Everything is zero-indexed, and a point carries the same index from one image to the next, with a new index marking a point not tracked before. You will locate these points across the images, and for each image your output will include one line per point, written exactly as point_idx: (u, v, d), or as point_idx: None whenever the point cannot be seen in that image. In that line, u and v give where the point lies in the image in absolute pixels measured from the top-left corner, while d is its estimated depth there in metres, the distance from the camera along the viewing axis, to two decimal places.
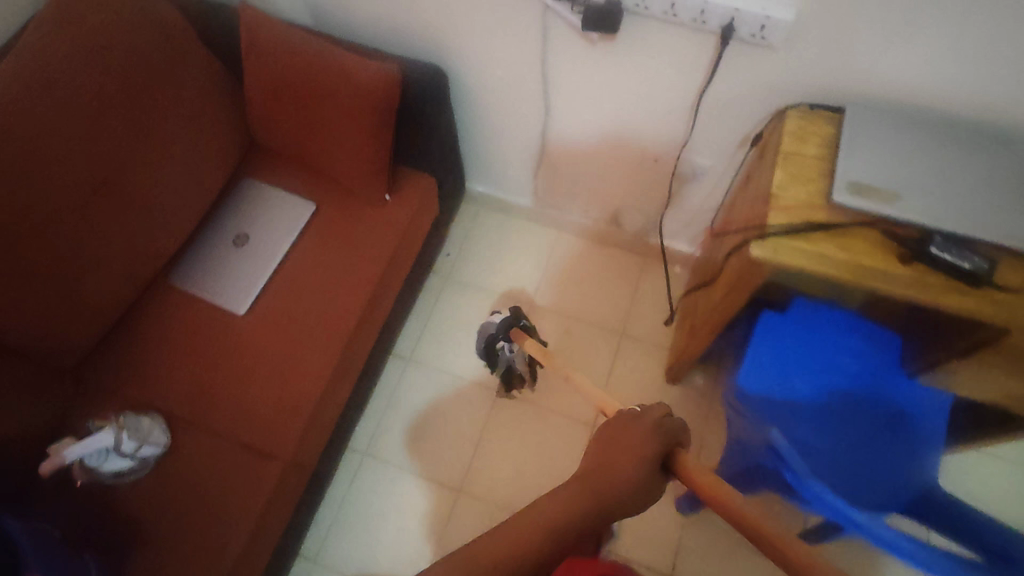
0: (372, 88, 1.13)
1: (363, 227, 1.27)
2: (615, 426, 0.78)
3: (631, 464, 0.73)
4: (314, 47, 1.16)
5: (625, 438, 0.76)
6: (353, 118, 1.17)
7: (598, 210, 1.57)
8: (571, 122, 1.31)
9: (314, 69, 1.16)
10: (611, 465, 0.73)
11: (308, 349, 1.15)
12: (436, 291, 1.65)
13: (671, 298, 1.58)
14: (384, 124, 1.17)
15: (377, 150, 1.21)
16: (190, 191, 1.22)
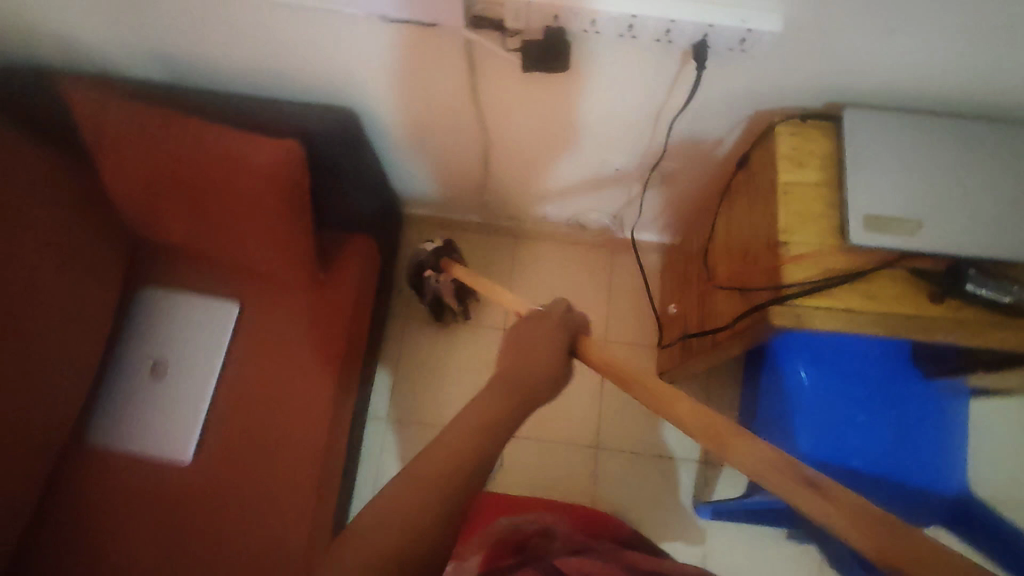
0: (276, 169, 0.90)
1: (303, 318, 1.08)
2: (518, 332, 0.70)
3: (550, 368, 0.67)
4: (182, 127, 0.91)
5: (534, 338, 0.69)
6: (261, 206, 0.96)
7: (556, 214, 1.41)
8: (513, 142, 1.13)
9: (193, 156, 0.92)
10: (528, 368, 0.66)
11: (279, 487, 0.99)
12: (396, 334, 1.49)
13: (649, 290, 1.48)
14: (297, 204, 0.96)
15: (297, 233, 1.00)
16: (73, 330, 0.98)
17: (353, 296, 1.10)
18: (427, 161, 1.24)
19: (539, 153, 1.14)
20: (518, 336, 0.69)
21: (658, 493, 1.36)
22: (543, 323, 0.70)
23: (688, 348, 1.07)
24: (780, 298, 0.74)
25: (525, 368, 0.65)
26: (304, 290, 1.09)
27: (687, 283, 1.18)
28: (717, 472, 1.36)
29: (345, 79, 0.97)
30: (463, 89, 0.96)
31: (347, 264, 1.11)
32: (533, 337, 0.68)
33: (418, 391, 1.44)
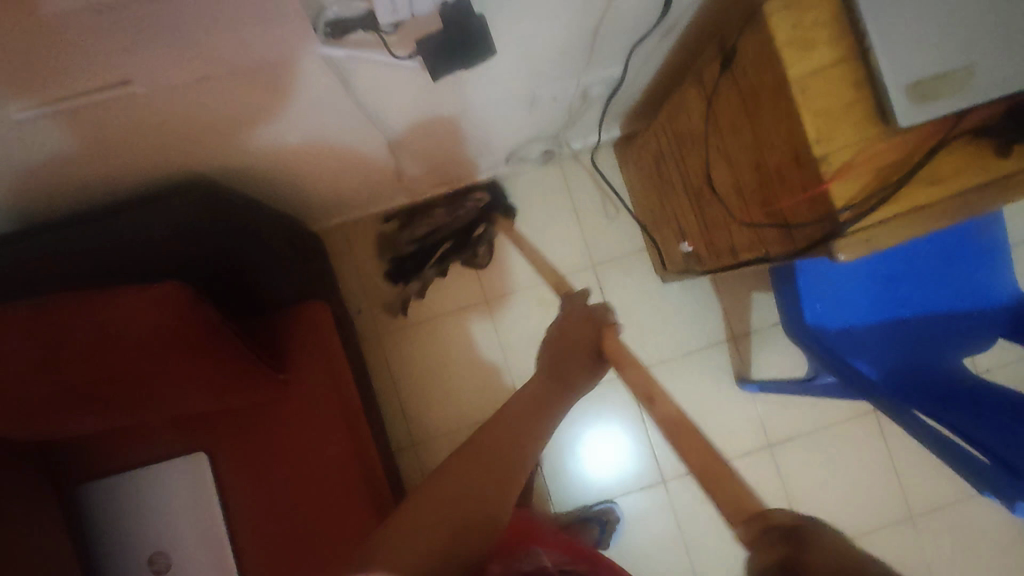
0: (179, 321, 0.71)
1: (290, 428, 0.92)
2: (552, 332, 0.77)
3: (579, 374, 0.73)
4: (48, 325, 0.70)
5: (572, 344, 0.75)
6: (182, 364, 0.75)
7: (490, 158, 1.19)
8: (424, 123, 0.89)
9: (77, 348, 0.71)
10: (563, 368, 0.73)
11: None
12: (378, 355, 1.32)
13: (616, 193, 1.33)
14: (220, 330, 0.76)
15: (236, 358, 0.80)
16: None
17: (334, 376, 0.96)
18: (327, 176, 0.99)
19: (453, 120, 0.92)
20: (557, 344, 0.75)
21: (701, 387, 1.34)
22: (581, 323, 0.77)
23: (711, 269, 0.96)
24: (838, 227, 0.62)
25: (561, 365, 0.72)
26: (278, 402, 0.91)
27: (671, 189, 1.04)
28: (749, 344, 1.34)
29: (185, 148, 0.70)
30: (340, 105, 0.72)
31: (307, 351, 0.94)
32: (565, 333, 0.76)
33: (431, 402, 1.31)
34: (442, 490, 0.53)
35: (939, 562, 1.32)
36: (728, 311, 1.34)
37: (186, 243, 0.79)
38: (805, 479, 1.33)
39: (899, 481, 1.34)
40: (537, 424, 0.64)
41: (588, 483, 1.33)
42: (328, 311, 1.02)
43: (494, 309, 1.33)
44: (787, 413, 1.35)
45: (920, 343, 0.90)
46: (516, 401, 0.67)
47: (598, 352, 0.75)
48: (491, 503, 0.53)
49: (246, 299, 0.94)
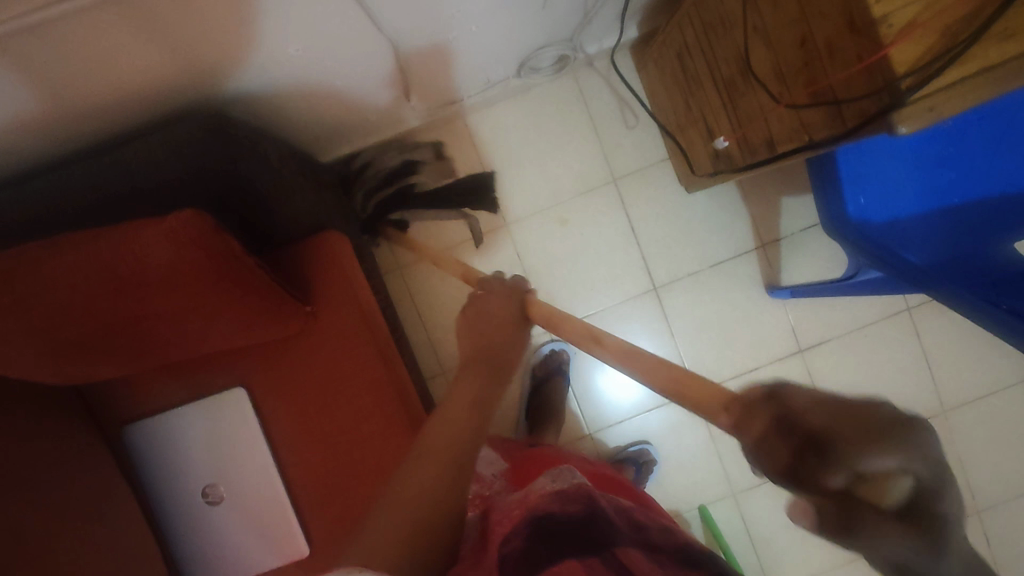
0: (203, 250, 0.68)
1: (325, 358, 0.92)
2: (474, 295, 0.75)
3: (512, 328, 0.70)
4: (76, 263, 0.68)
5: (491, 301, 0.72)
6: (210, 296, 0.73)
7: (499, 70, 1.12)
8: (429, 28, 0.83)
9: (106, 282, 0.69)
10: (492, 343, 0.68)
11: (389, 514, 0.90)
12: (401, 287, 1.31)
13: (635, 102, 1.26)
14: (241, 262, 0.73)
15: (264, 290, 0.78)
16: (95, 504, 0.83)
17: (361, 306, 0.93)
18: (333, 98, 0.93)
19: (460, 22, 0.85)
20: (485, 303, 0.72)
21: (730, 297, 1.32)
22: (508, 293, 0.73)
23: (744, 168, 0.91)
24: (900, 97, 0.56)
25: (483, 329, 0.69)
26: (308, 332, 0.91)
27: (698, 85, 0.97)
28: (779, 250, 1.30)
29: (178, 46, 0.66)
30: None
31: (332, 281, 0.92)
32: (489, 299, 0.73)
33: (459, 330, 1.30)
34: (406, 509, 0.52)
35: (971, 455, 1.34)
36: (757, 218, 1.30)
37: (190, 173, 0.76)
38: (836, 383, 1.34)
39: (932, 380, 1.33)
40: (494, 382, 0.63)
41: (618, 400, 1.34)
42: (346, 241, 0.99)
43: (514, 234, 1.30)
44: (819, 318, 1.33)
45: (976, 229, 0.85)
46: (469, 370, 0.64)
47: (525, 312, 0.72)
48: (454, 498, 0.53)
49: (261, 233, 0.91)
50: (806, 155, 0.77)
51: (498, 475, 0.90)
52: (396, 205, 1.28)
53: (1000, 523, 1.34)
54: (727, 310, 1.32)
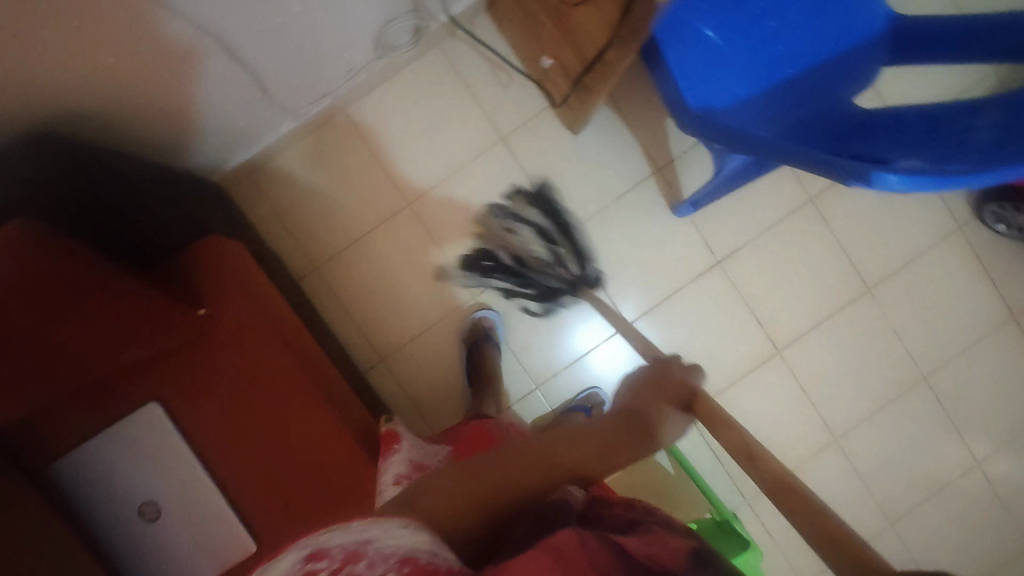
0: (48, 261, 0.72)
1: (228, 353, 0.95)
2: (652, 376, 0.72)
3: (670, 415, 0.68)
4: None
5: (663, 391, 0.69)
6: (82, 302, 0.76)
7: (362, 53, 1.14)
8: (262, 25, 0.86)
9: None
10: (648, 412, 0.66)
11: (323, 484, 0.94)
12: (320, 287, 1.31)
13: (503, 59, 1.29)
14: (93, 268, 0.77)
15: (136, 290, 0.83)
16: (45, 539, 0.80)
17: (255, 298, 1.00)
18: (188, 111, 0.95)
19: (287, 8, 0.86)
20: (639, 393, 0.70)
21: (640, 225, 1.35)
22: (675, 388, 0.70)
23: (587, 80, 0.94)
24: None
25: (648, 408, 0.67)
26: (205, 336, 0.95)
27: (538, 22, 0.98)
28: (674, 170, 1.33)
29: None
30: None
31: (220, 285, 0.98)
32: (651, 380, 0.71)
33: (387, 315, 1.32)
34: (454, 484, 0.58)
35: (904, 325, 1.39)
36: (646, 144, 1.33)
37: (34, 176, 0.81)
38: (763, 285, 1.37)
39: (851, 261, 1.37)
40: (630, 437, 0.64)
41: (557, 350, 1.35)
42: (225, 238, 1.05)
43: (420, 211, 1.32)
44: (729, 226, 1.36)
45: (812, 88, 0.89)
46: (613, 417, 0.66)
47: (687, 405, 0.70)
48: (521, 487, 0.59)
49: (122, 220, 0.97)
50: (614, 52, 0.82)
51: (443, 462, 0.88)
52: (538, 255, 1.33)
53: (943, 381, 1.40)
54: (640, 238, 1.35)
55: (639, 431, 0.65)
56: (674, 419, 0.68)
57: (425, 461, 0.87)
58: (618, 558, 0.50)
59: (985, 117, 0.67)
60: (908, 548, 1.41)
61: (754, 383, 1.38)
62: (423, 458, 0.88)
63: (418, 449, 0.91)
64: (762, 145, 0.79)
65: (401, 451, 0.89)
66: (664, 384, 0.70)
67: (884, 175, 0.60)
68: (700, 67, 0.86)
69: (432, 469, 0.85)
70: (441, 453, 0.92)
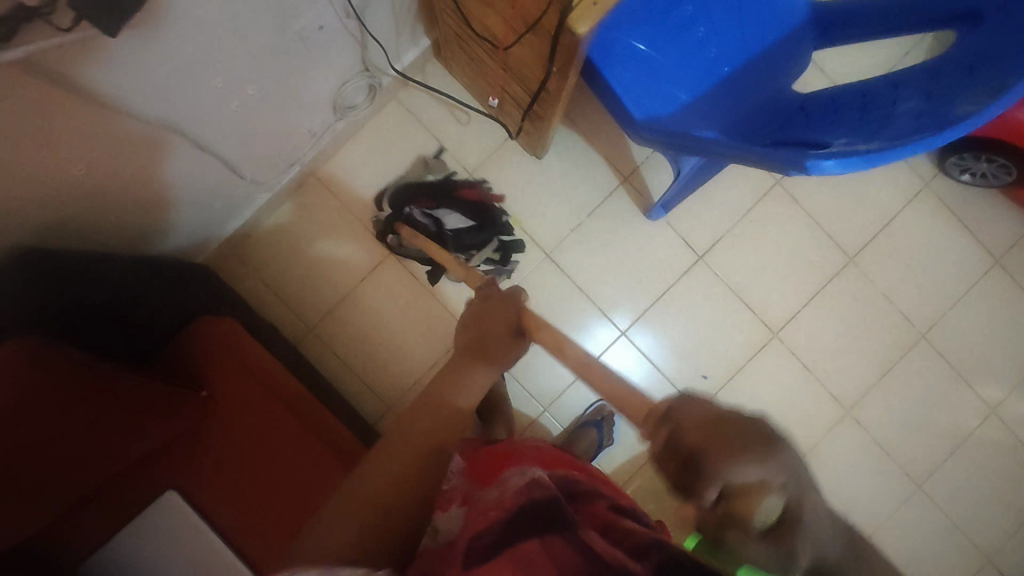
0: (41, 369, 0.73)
1: (236, 427, 0.98)
2: (480, 308, 0.78)
3: (512, 341, 0.74)
4: None
5: (493, 318, 0.76)
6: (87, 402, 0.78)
7: (321, 119, 1.18)
8: (219, 111, 0.90)
9: None
10: (484, 341, 0.73)
11: None
12: (318, 348, 1.33)
13: (459, 100, 1.33)
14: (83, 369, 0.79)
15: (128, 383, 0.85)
16: None
17: (254, 370, 1.03)
18: (164, 202, 0.99)
19: (240, 92, 0.90)
20: (474, 320, 0.77)
21: (618, 234, 1.37)
22: (499, 306, 0.78)
23: (538, 109, 0.97)
24: (565, 3, 0.63)
25: (487, 341, 0.73)
26: (212, 415, 0.98)
27: (481, 63, 1.03)
28: (641, 177, 1.37)
29: None
30: (89, 112, 0.70)
31: (218, 362, 1.01)
32: (477, 311, 0.77)
33: (387, 363, 1.34)
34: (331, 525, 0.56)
35: (892, 287, 1.40)
36: (610, 156, 1.37)
37: (38, 293, 0.83)
38: (747, 272, 1.39)
39: (827, 234, 1.40)
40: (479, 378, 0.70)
41: (560, 367, 1.37)
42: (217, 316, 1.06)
43: (402, 258, 1.35)
44: (704, 221, 1.39)
45: (749, 83, 0.92)
46: (455, 357, 0.73)
47: (519, 325, 0.77)
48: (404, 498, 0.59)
49: (121, 317, 0.99)
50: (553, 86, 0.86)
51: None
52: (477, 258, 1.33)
53: (943, 336, 1.41)
54: (620, 246, 1.38)
55: (476, 357, 0.73)
56: (503, 331, 0.75)
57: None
58: (584, 552, 0.52)
59: (910, 92, 0.70)
60: (942, 508, 1.40)
61: (756, 369, 1.39)
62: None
63: None
64: (710, 146, 0.83)
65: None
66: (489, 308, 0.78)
67: (819, 161, 0.62)
68: (641, 81, 0.91)
69: None
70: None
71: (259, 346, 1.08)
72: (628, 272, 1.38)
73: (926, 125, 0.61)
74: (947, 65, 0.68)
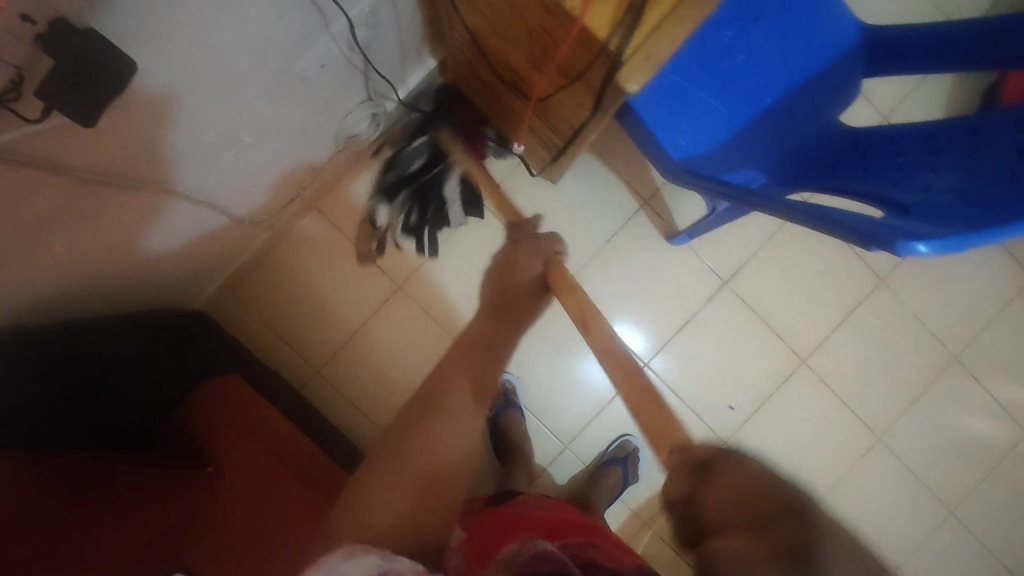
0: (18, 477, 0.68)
1: (245, 501, 0.90)
2: (506, 248, 0.81)
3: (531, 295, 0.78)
4: None
5: (511, 277, 0.78)
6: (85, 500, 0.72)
7: (322, 152, 1.10)
8: (215, 162, 0.82)
9: None
10: (509, 295, 0.76)
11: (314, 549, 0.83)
12: (325, 392, 1.26)
13: None
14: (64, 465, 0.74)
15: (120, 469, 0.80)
16: None
17: (259, 438, 0.97)
18: (158, 257, 0.91)
19: (237, 141, 0.82)
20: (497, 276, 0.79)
21: (639, 260, 1.30)
22: (514, 272, 0.78)
23: (564, 148, 0.89)
24: (614, 58, 0.55)
25: (512, 288, 0.77)
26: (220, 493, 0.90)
27: (498, 96, 0.95)
28: (663, 200, 1.30)
29: None
30: (76, 185, 0.62)
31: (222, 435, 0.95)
32: (504, 261, 0.80)
33: (399, 405, 1.26)
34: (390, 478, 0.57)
35: (922, 307, 1.35)
36: (629, 178, 1.29)
37: (23, 386, 0.76)
38: (773, 295, 1.33)
39: (857, 253, 1.34)
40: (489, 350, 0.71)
41: (582, 401, 1.31)
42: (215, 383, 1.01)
43: (413, 292, 1.27)
44: (728, 244, 1.32)
45: (795, 119, 0.85)
46: (481, 316, 0.75)
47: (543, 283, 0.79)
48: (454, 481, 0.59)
49: (116, 392, 0.90)
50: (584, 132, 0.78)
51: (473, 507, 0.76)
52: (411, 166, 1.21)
53: (977, 358, 1.36)
54: (640, 273, 1.31)
55: (500, 327, 0.74)
56: (523, 278, 0.77)
57: None
58: None
59: (993, 146, 0.63)
60: (977, 534, 1.36)
61: (785, 397, 1.33)
62: None
63: None
64: (763, 198, 0.75)
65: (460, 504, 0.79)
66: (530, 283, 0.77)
67: (910, 243, 0.56)
68: (679, 121, 0.83)
69: None
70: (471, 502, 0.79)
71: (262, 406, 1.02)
72: (649, 299, 1.31)
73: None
74: None
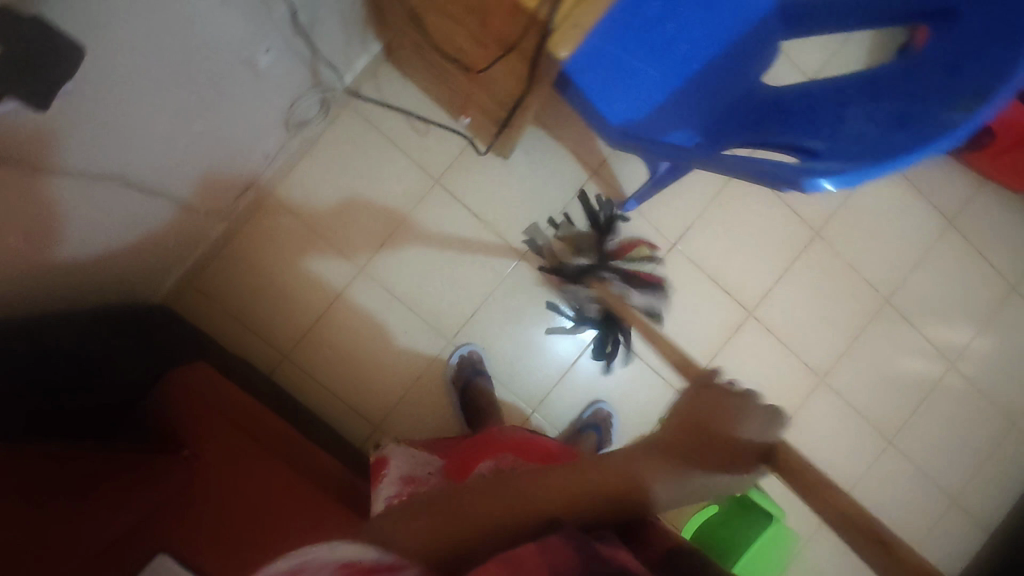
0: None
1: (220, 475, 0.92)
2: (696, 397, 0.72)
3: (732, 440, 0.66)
4: None
5: (711, 415, 0.68)
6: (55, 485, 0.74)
7: (274, 139, 1.11)
8: (166, 152, 0.83)
9: None
10: (706, 427, 0.67)
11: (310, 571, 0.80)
12: (295, 376, 1.28)
13: (417, 103, 1.28)
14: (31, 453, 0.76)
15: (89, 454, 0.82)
16: None
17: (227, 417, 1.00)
18: (115, 249, 0.91)
19: (186, 127, 0.83)
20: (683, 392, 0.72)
21: None
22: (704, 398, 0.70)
23: (508, 119, 0.93)
24: (544, 27, 0.60)
25: (714, 428, 0.67)
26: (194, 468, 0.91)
27: (444, 74, 0.98)
28: (611, 170, 1.36)
29: None
30: (33, 180, 0.63)
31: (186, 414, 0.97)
32: (704, 402, 0.70)
33: (371, 384, 1.30)
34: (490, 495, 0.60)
35: (857, 256, 1.45)
36: (577, 150, 1.35)
37: None
38: (721, 254, 1.41)
39: (794, 209, 1.43)
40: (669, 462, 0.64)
41: (547, 366, 1.37)
42: (177, 370, 1.03)
43: (376, 273, 1.30)
44: (675, 207, 1.40)
45: (721, 81, 0.91)
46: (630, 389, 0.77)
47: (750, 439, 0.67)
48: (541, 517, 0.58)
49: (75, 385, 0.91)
50: (523, 101, 0.82)
51: (434, 471, 0.92)
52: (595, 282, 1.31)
53: (906, 300, 1.47)
54: None
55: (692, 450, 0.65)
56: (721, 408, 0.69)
57: (414, 472, 0.92)
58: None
59: (888, 97, 0.70)
60: (914, 461, 1.49)
61: (736, 349, 1.42)
62: (413, 470, 0.93)
63: (407, 462, 0.95)
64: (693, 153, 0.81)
65: (390, 473, 0.94)
66: (705, 422, 0.67)
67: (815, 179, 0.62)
68: (615, 86, 0.88)
69: (421, 479, 0.89)
70: (432, 463, 0.95)
71: (226, 388, 1.05)
72: None
73: (910, 132, 0.62)
74: (924, 65, 0.68)
